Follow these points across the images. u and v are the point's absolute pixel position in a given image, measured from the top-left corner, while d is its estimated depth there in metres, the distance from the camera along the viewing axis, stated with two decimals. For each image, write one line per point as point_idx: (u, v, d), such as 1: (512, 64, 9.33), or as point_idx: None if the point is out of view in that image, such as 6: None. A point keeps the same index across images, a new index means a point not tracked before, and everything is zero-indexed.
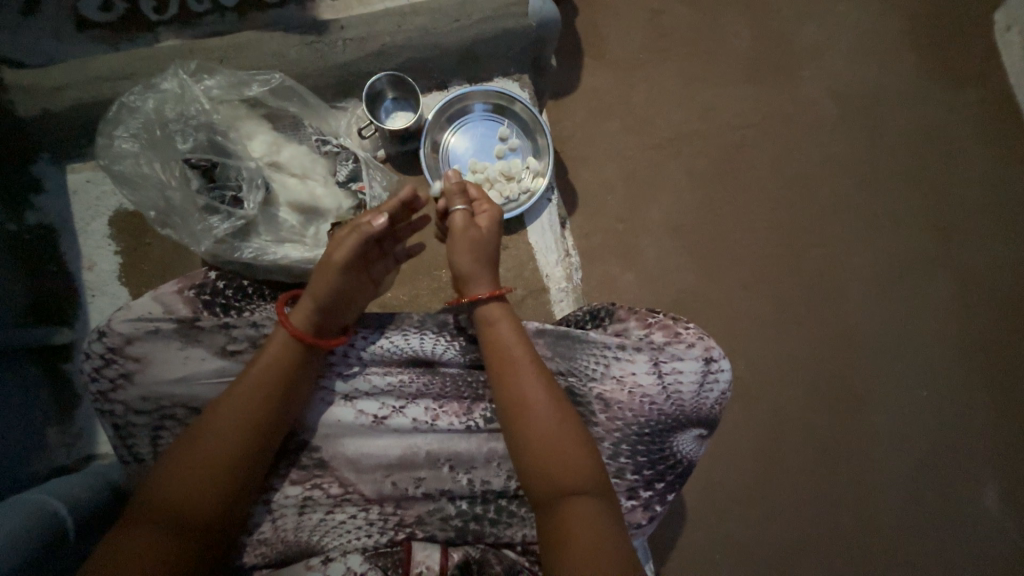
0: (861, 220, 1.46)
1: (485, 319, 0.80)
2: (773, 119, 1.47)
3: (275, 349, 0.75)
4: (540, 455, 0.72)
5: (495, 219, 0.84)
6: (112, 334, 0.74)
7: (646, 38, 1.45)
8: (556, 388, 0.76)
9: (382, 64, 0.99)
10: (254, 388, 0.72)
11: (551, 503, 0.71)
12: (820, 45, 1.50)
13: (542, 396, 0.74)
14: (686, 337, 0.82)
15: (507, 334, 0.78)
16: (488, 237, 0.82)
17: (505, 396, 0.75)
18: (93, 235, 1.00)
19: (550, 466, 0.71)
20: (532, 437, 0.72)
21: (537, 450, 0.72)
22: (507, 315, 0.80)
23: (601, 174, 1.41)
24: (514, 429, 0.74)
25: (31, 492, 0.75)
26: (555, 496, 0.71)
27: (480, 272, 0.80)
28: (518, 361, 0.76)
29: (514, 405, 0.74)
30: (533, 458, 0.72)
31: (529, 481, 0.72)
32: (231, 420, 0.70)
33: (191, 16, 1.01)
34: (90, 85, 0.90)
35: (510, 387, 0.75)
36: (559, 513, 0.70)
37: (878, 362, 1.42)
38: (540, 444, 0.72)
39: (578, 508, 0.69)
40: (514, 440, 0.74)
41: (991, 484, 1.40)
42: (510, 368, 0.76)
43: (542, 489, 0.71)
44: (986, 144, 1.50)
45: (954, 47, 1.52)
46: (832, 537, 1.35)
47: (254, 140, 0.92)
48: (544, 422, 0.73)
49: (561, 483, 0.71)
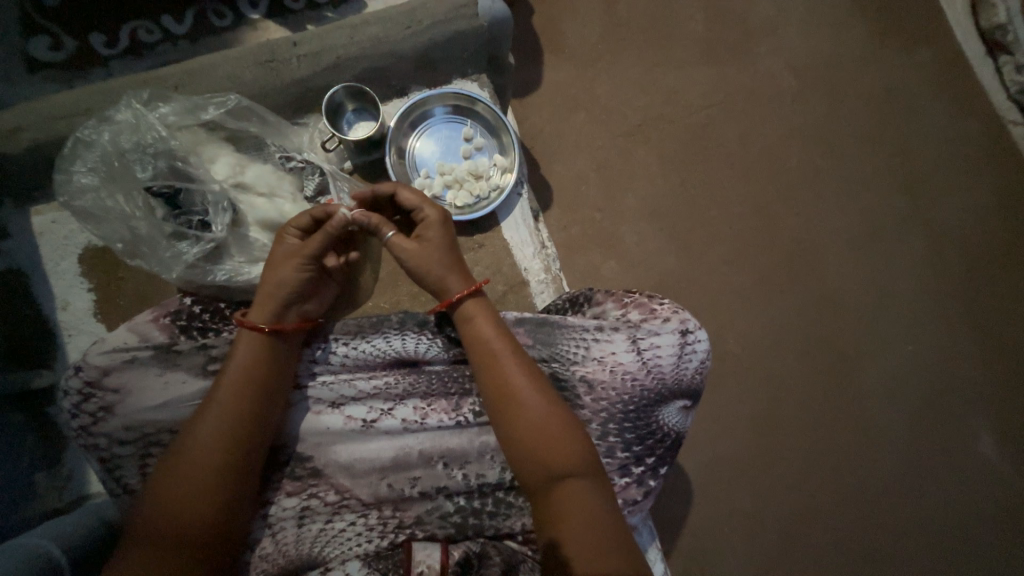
0: (831, 186, 1.49)
1: (464, 315, 0.80)
2: (735, 95, 1.50)
3: (256, 361, 0.75)
4: (527, 440, 0.73)
5: (439, 223, 0.82)
6: (88, 368, 0.74)
7: (603, 29, 1.47)
8: (540, 376, 0.77)
9: (338, 76, 1.00)
10: (234, 404, 0.72)
11: (544, 487, 0.72)
12: (773, 20, 1.54)
13: (526, 385, 0.75)
14: (661, 312, 0.84)
15: (487, 328, 0.79)
16: (433, 247, 0.81)
17: (490, 387, 0.76)
18: (64, 275, 0.98)
19: (540, 451, 0.72)
20: (519, 423, 0.73)
21: (524, 435, 0.73)
22: (486, 308, 0.81)
23: (573, 165, 1.42)
24: (502, 418, 0.75)
25: (20, 537, 0.74)
26: (547, 480, 0.72)
27: (447, 277, 0.81)
28: (498, 353, 0.77)
29: (499, 395, 0.75)
30: (523, 444, 0.73)
31: (520, 467, 0.74)
32: (217, 439, 0.70)
33: (143, 47, 1.04)
34: (45, 124, 0.89)
35: (493, 376, 0.76)
36: (551, 494, 0.71)
37: (863, 322, 1.45)
38: (527, 430, 0.73)
39: (571, 490, 0.70)
40: (504, 432, 0.75)
41: (983, 429, 1.43)
42: (492, 359, 0.77)
43: (534, 473, 0.72)
44: (942, 100, 1.54)
45: (902, 11, 1.56)
46: (837, 496, 1.37)
47: (217, 163, 0.92)
48: (532, 412, 0.74)
49: (554, 469, 0.72)
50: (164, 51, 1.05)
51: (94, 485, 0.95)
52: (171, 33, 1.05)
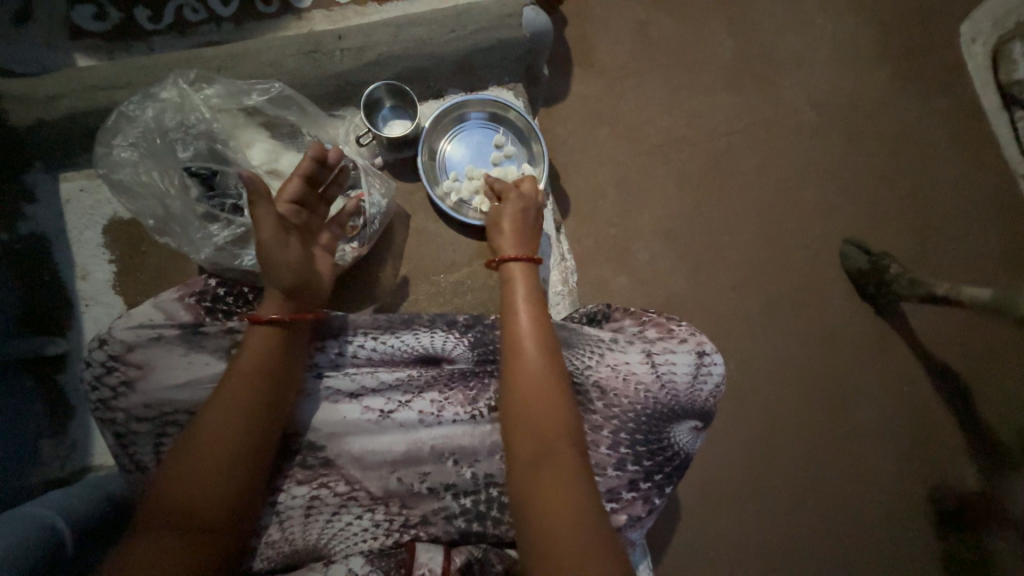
0: (843, 223, 1.52)
1: (508, 276, 0.83)
2: (758, 125, 1.52)
3: (271, 345, 0.76)
4: (529, 425, 0.71)
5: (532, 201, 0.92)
6: (112, 342, 0.74)
7: (634, 48, 1.49)
8: (554, 350, 0.77)
9: (379, 72, 1.01)
10: (248, 383, 0.72)
11: (532, 464, 0.69)
12: (801, 55, 1.56)
13: (536, 354, 0.75)
14: (678, 333, 0.88)
15: (524, 291, 0.81)
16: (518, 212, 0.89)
17: (506, 349, 0.77)
18: (87, 244, 0.98)
19: (536, 424, 0.71)
20: (523, 387, 0.73)
21: (523, 402, 0.72)
22: (533, 275, 0.84)
23: (593, 180, 1.44)
24: (507, 384, 0.75)
25: (27, 505, 0.73)
26: (538, 471, 0.69)
27: (509, 237, 0.87)
28: (522, 316, 0.79)
29: (509, 356, 0.76)
30: (521, 412, 0.72)
31: (513, 438, 0.72)
32: (227, 420, 0.70)
33: (186, 24, 1.04)
34: (87, 94, 0.90)
35: (512, 340, 0.77)
36: (537, 472, 0.69)
37: (863, 359, 1.47)
38: (529, 412, 0.72)
39: (557, 473, 0.68)
40: (506, 397, 0.74)
41: (971, 475, 1.45)
42: (515, 324, 0.78)
43: (525, 445, 0.71)
44: (957, 148, 1.57)
45: (926, 57, 1.59)
46: (822, 529, 1.39)
47: (253, 149, 0.92)
48: (537, 383, 0.73)
49: (547, 445, 0.70)
50: (207, 31, 1.04)
51: (97, 457, 0.94)
52: (215, 14, 1.05)
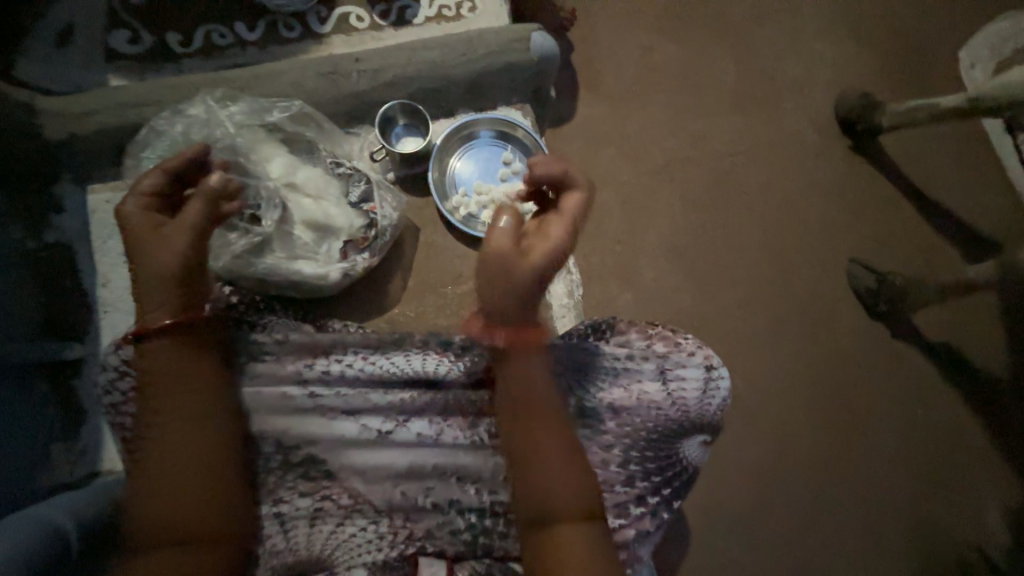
0: (848, 242, 1.53)
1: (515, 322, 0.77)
2: (760, 146, 1.55)
3: (172, 353, 0.73)
4: (539, 468, 0.72)
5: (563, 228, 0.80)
6: (127, 347, 0.76)
7: (638, 72, 1.55)
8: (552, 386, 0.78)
9: (394, 93, 1.06)
10: (169, 396, 0.71)
11: (541, 506, 0.70)
12: (802, 79, 1.61)
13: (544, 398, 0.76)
14: (686, 346, 0.87)
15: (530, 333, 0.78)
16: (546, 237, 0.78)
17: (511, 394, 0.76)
18: (108, 253, 1.02)
19: (544, 468, 0.72)
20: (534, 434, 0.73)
21: (531, 449, 0.73)
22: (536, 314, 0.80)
23: (598, 197, 1.47)
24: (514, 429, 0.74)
25: (36, 508, 0.74)
26: (553, 513, 0.70)
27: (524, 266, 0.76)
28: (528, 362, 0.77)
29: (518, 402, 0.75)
30: (531, 457, 0.72)
31: (524, 481, 0.72)
32: (177, 432, 0.69)
33: (213, 48, 1.10)
34: (118, 111, 0.96)
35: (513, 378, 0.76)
36: (548, 513, 0.70)
37: (873, 378, 1.45)
38: (540, 457, 0.72)
39: (568, 513, 0.69)
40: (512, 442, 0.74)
41: (989, 501, 1.40)
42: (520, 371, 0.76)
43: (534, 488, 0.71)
44: (960, 169, 1.59)
45: (925, 82, 1.63)
46: (835, 555, 1.35)
47: (272, 163, 0.95)
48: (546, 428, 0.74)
49: (557, 486, 0.71)
50: (233, 54, 1.10)
51: (106, 462, 0.96)
52: (241, 39, 1.11)
